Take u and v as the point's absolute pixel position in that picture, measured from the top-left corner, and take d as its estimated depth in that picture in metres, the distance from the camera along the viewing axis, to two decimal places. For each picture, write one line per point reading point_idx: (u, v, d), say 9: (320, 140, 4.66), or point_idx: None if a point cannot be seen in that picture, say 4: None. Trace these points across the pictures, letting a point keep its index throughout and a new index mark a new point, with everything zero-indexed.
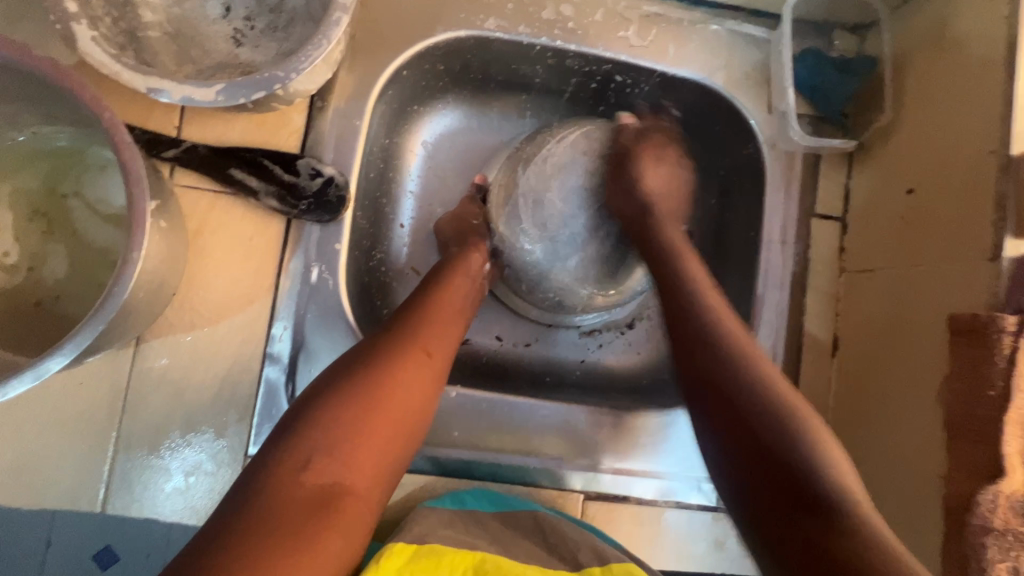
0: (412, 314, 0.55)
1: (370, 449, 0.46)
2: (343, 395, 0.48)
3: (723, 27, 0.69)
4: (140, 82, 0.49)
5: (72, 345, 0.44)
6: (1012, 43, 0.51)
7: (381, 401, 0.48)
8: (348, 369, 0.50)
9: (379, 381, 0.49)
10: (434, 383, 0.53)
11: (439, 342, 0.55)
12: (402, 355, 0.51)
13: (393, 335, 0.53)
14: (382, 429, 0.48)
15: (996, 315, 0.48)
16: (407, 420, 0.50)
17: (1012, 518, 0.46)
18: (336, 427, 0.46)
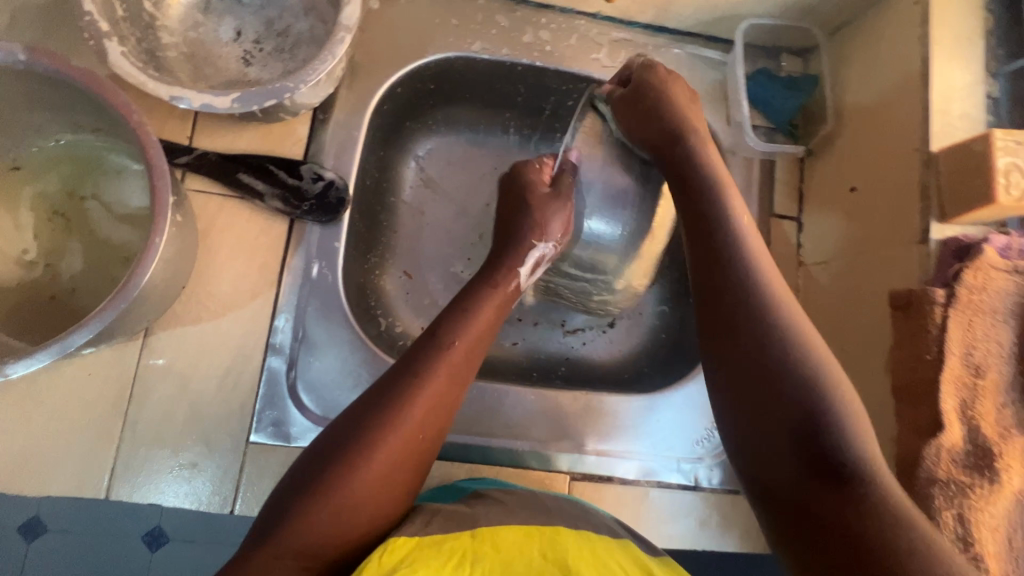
0: (410, 383, 0.51)
1: (371, 499, 0.48)
2: (322, 484, 0.47)
3: (684, 51, 0.78)
4: (164, 91, 0.55)
5: (96, 323, 0.48)
6: (925, 59, 0.60)
7: (361, 491, 0.47)
8: (333, 448, 0.49)
9: (361, 469, 0.47)
10: (423, 459, 0.52)
11: (436, 414, 0.52)
12: (388, 437, 0.49)
13: (386, 411, 0.50)
14: (361, 516, 0.47)
15: (927, 289, 0.54)
16: (390, 499, 0.49)
17: (953, 468, 0.51)
18: (313, 523, 0.45)
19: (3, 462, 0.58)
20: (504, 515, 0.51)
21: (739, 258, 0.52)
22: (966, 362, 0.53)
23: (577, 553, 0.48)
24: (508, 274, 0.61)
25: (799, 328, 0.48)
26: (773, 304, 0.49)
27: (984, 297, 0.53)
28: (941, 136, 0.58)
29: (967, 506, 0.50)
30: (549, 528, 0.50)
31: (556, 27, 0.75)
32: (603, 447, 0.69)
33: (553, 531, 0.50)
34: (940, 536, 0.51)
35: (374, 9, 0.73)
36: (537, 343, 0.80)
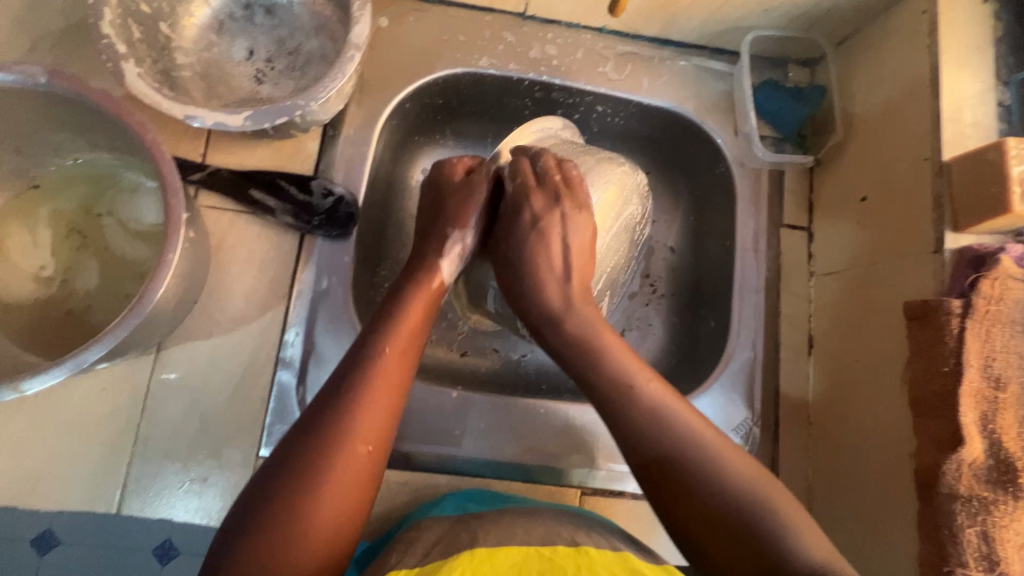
0: (353, 391, 0.46)
1: (321, 534, 0.41)
2: (270, 519, 0.40)
3: (690, 63, 0.78)
4: (178, 110, 0.56)
5: (109, 338, 0.49)
6: (935, 67, 0.60)
7: (320, 518, 0.41)
8: (274, 475, 0.42)
9: (315, 493, 0.42)
10: (380, 474, 0.46)
11: (386, 419, 0.47)
12: (339, 455, 0.43)
13: (322, 434, 0.44)
14: (324, 545, 0.41)
15: (943, 299, 0.53)
16: (353, 520, 0.43)
17: (975, 484, 0.50)
18: (267, 563, 0.39)
19: (16, 477, 0.59)
20: (504, 536, 0.50)
21: (605, 400, 0.50)
22: (986, 374, 0.52)
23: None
24: (434, 273, 0.56)
25: (673, 417, 0.48)
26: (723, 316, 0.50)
27: (1002, 307, 0.52)
28: (953, 145, 0.58)
29: (990, 524, 0.48)
30: (547, 548, 0.49)
31: (562, 41, 0.76)
32: (614, 461, 0.68)
33: (552, 551, 0.48)
34: (963, 554, 0.49)
35: (383, 27, 0.74)
36: (546, 357, 0.80)
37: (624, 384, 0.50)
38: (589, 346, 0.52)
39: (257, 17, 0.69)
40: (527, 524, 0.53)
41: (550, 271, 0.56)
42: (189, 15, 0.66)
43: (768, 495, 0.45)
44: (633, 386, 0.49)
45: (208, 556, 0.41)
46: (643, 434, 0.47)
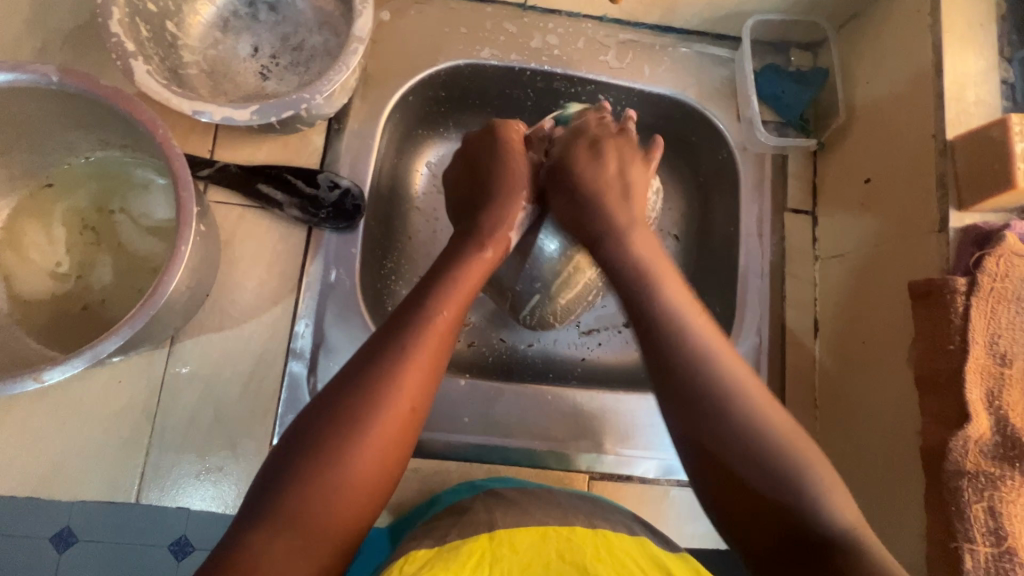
0: (393, 354, 0.50)
1: (366, 468, 0.46)
2: (307, 471, 0.44)
3: (691, 50, 0.78)
4: (187, 106, 0.57)
5: (125, 330, 0.50)
6: (937, 46, 0.59)
7: (352, 470, 0.45)
8: (315, 429, 0.46)
9: (352, 448, 0.46)
10: (413, 436, 0.49)
11: (423, 383, 0.50)
12: (375, 417, 0.47)
13: (371, 383, 0.48)
14: (357, 496, 0.45)
15: (948, 277, 0.53)
16: (382, 477, 0.47)
17: (981, 460, 0.50)
18: (307, 507, 0.43)
19: (38, 469, 0.60)
20: (520, 517, 0.51)
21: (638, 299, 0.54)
22: (991, 351, 0.52)
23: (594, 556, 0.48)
24: (499, 240, 0.60)
25: (724, 378, 0.49)
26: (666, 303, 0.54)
27: (1007, 285, 0.52)
28: (957, 124, 0.58)
29: (997, 500, 0.49)
30: (564, 527, 0.50)
31: (563, 31, 0.76)
32: (622, 445, 0.69)
33: (570, 531, 0.50)
34: (971, 530, 0.49)
35: (385, 21, 0.74)
36: (553, 345, 0.80)
37: (665, 345, 0.51)
38: (666, 311, 0.53)
39: (261, 13, 0.70)
40: (546, 505, 0.54)
41: (664, 268, 0.56)
42: (194, 13, 0.67)
43: (805, 458, 0.45)
44: (709, 370, 0.49)
45: (247, 500, 0.45)
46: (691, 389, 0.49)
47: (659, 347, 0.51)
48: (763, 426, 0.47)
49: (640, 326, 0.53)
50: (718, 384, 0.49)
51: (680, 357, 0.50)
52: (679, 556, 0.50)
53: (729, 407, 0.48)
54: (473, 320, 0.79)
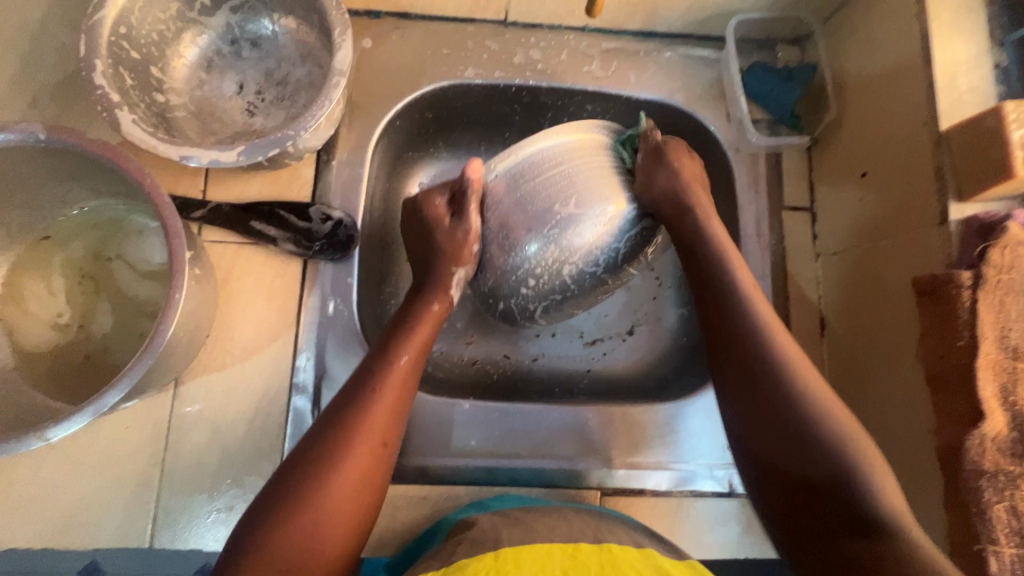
0: (360, 393, 0.50)
1: (341, 504, 0.46)
2: (286, 509, 0.44)
3: (677, 53, 0.77)
4: (174, 151, 0.57)
5: (125, 382, 0.50)
6: (924, 36, 0.58)
7: (325, 512, 0.45)
8: (292, 471, 0.46)
9: (327, 486, 0.46)
10: (385, 473, 0.49)
11: (392, 420, 0.51)
12: (350, 456, 0.47)
13: (340, 424, 0.48)
14: (333, 534, 0.45)
15: (953, 272, 0.52)
16: (359, 516, 0.47)
17: (1000, 458, 0.49)
18: (285, 542, 0.43)
19: (51, 520, 0.61)
20: (528, 535, 0.50)
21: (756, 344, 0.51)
22: (1003, 345, 0.51)
23: (601, 567, 0.46)
24: (444, 293, 0.59)
25: (767, 351, 0.51)
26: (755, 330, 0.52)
27: (1015, 276, 0.51)
28: (950, 113, 0.56)
29: (1019, 498, 0.47)
30: (572, 546, 0.49)
31: (545, 44, 0.76)
32: (632, 459, 0.68)
33: (578, 548, 0.49)
34: (993, 532, 0.48)
35: (367, 48, 0.74)
36: (557, 359, 0.80)
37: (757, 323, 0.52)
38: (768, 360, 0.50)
39: (244, 51, 0.71)
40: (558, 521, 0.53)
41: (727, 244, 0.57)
42: (177, 56, 0.68)
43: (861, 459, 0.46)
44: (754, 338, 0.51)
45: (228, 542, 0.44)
46: (743, 389, 0.51)
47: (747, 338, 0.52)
48: (826, 414, 0.47)
49: (724, 330, 0.53)
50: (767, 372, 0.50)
51: (758, 340, 0.51)
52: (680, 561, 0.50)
53: (806, 392, 0.49)
54: (476, 338, 0.79)
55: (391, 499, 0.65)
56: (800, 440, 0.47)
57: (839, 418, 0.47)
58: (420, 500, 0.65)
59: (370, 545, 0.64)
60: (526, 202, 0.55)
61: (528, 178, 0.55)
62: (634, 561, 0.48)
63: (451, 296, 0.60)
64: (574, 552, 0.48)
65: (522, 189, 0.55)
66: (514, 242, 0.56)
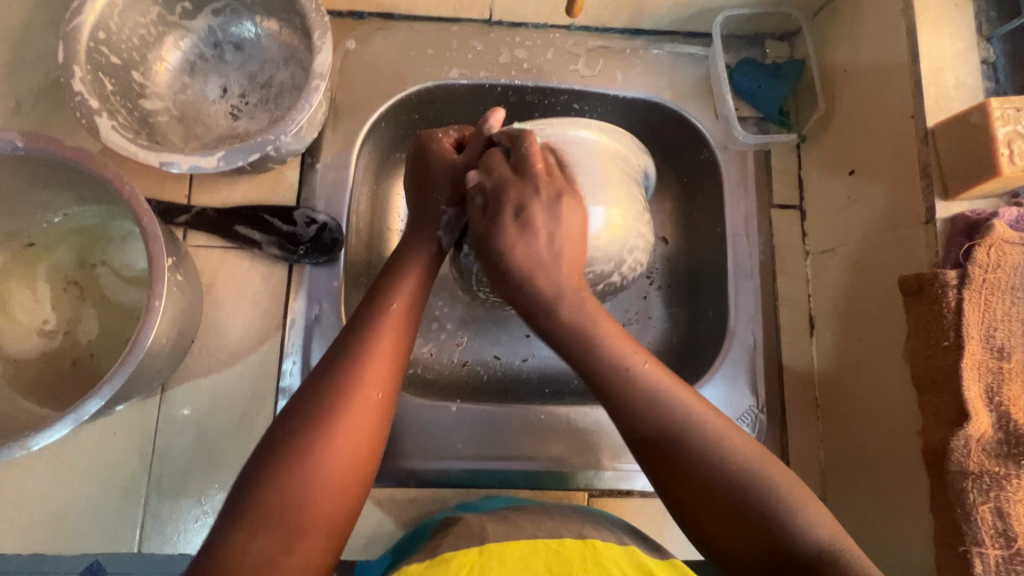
0: (354, 347, 0.50)
1: (337, 459, 0.46)
2: (280, 465, 0.44)
3: (664, 50, 0.76)
4: (153, 158, 0.57)
5: (105, 389, 0.50)
6: (911, 32, 0.58)
7: (322, 467, 0.45)
8: (284, 430, 0.46)
9: (320, 442, 0.46)
10: (384, 426, 0.49)
11: (387, 371, 0.51)
12: (341, 414, 0.47)
13: (335, 378, 0.48)
14: (330, 488, 0.45)
15: (938, 271, 0.52)
16: (357, 470, 0.47)
17: (984, 459, 0.48)
18: (282, 498, 0.43)
19: (40, 526, 0.61)
20: (518, 527, 0.50)
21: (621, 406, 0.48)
22: (988, 345, 0.50)
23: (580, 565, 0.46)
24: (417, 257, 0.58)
25: (660, 425, 0.47)
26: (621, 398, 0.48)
27: (1001, 275, 0.50)
28: (937, 110, 0.56)
29: (1004, 499, 0.47)
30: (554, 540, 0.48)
31: (531, 43, 0.75)
32: (620, 461, 0.68)
33: (559, 543, 0.48)
34: (978, 533, 0.48)
35: (351, 49, 0.74)
36: (547, 360, 0.79)
37: (610, 370, 0.49)
38: (649, 412, 0.47)
39: (227, 54, 0.70)
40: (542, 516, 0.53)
41: (589, 295, 0.52)
42: (160, 61, 0.68)
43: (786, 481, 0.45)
44: (639, 403, 0.48)
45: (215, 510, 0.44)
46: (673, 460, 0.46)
47: (593, 365, 0.49)
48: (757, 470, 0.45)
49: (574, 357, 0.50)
50: (628, 393, 0.48)
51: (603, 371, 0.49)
52: (668, 562, 0.50)
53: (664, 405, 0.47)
54: (465, 338, 0.79)
55: (379, 501, 0.65)
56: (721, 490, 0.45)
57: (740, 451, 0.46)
58: (408, 502, 0.66)
59: (359, 547, 0.64)
60: (543, 165, 0.61)
61: (530, 161, 0.62)
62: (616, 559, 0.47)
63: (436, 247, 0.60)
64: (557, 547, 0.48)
65: (508, 151, 0.59)
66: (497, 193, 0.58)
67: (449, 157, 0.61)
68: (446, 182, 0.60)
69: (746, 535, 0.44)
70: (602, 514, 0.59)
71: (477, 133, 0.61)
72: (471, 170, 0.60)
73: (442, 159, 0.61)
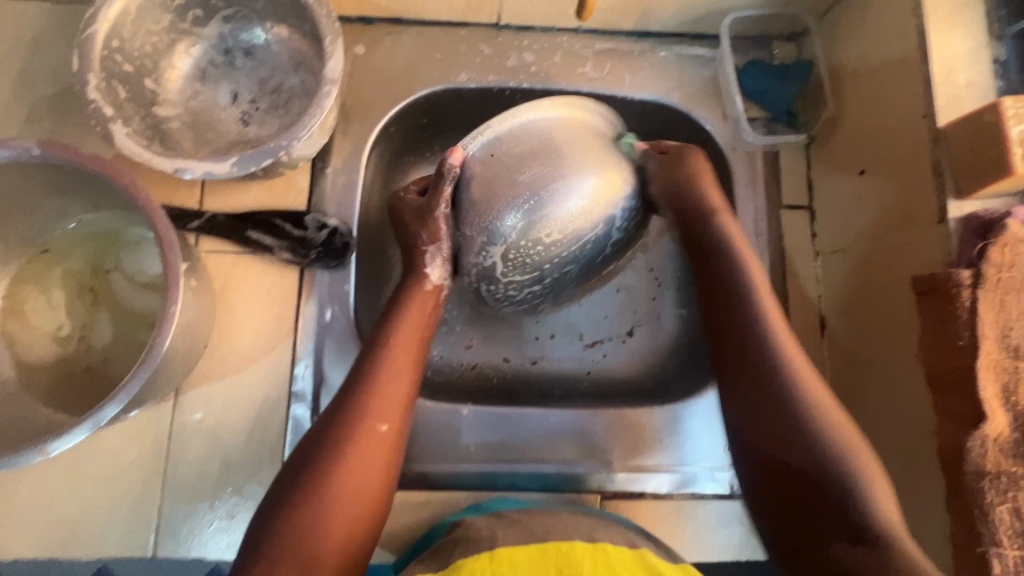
0: (361, 386, 0.52)
1: (349, 493, 0.47)
2: (294, 502, 0.46)
3: (671, 52, 0.77)
4: (167, 164, 0.57)
5: (122, 395, 0.50)
6: (921, 32, 0.57)
7: (335, 501, 0.47)
8: (296, 469, 0.48)
9: (331, 480, 0.47)
10: (394, 459, 0.51)
11: (395, 408, 0.53)
12: (350, 447, 0.49)
13: (343, 417, 0.51)
14: (344, 519, 0.47)
15: (952, 271, 0.51)
16: (370, 502, 0.49)
17: (1002, 459, 0.48)
18: (296, 532, 0.45)
19: (55, 531, 0.61)
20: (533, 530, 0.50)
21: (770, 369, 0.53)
22: (1003, 345, 0.50)
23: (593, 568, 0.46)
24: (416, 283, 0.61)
25: (799, 379, 0.52)
26: (772, 342, 0.54)
27: (1015, 274, 0.50)
28: (948, 109, 0.56)
29: (1022, 500, 0.47)
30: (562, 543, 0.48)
31: (538, 46, 0.76)
32: (631, 464, 0.68)
33: (569, 546, 0.48)
34: (996, 532, 0.47)
35: (360, 54, 0.74)
36: (557, 362, 0.79)
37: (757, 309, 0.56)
38: (790, 382, 0.52)
39: (237, 60, 0.71)
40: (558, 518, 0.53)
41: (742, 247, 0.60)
42: (171, 67, 0.68)
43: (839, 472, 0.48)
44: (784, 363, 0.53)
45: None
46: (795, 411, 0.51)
47: (752, 354, 0.54)
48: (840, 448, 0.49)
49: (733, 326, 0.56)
50: (775, 358, 0.53)
51: (777, 382, 0.52)
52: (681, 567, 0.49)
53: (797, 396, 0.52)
54: (475, 341, 0.79)
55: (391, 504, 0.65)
56: (790, 446, 0.50)
57: (830, 418, 0.50)
58: (420, 505, 0.66)
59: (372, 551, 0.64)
60: (509, 183, 0.58)
61: (490, 178, 0.58)
62: (626, 562, 0.48)
63: (427, 279, 0.61)
64: (566, 551, 0.47)
65: (477, 194, 0.59)
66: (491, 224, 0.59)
67: (411, 203, 0.63)
68: (416, 227, 0.61)
69: (826, 512, 0.47)
70: (615, 517, 0.58)
71: (437, 177, 0.60)
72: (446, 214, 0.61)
73: (412, 205, 0.63)
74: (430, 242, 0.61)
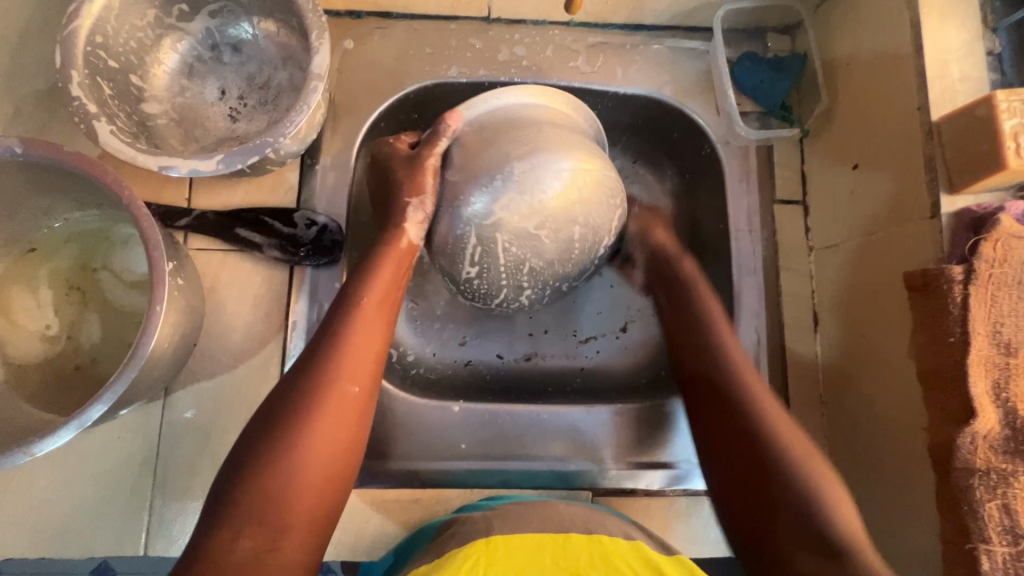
0: (329, 346, 0.52)
1: (313, 456, 0.47)
2: (255, 469, 0.46)
3: (664, 46, 0.76)
4: (152, 162, 0.56)
5: (109, 394, 0.50)
6: (915, 24, 0.57)
7: (301, 467, 0.47)
8: (257, 436, 0.48)
9: (294, 441, 0.47)
10: (361, 420, 0.51)
11: (363, 367, 0.52)
12: (314, 411, 0.48)
13: (308, 380, 0.50)
14: (311, 482, 0.47)
15: (944, 267, 0.51)
16: (336, 463, 0.49)
17: (991, 456, 0.48)
18: (262, 493, 0.45)
19: (46, 530, 0.61)
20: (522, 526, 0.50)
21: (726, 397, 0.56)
22: (994, 341, 0.49)
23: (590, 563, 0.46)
24: (399, 231, 0.59)
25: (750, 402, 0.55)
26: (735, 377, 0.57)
27: (1007, 270, 0.50)
28: (941, 102, 0.55)
29: (1011, 496, 0.46)
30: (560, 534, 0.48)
31: (530, 40, 0.75)
32: (624, 460, 0.68)
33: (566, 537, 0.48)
34: (985, 529, 0.47)
35: (349, 49, 0.74)
36: (551, 358, 0.79)
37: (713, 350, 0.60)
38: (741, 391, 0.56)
39: (225, 56, 0.70)
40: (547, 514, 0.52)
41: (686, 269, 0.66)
42: (157, 63, 0.67)
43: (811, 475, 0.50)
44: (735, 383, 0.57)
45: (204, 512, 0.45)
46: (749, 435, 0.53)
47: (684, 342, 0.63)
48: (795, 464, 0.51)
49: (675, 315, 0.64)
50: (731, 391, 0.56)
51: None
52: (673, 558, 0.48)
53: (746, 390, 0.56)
54: (467, 338, 0.78)
55: (384, 503, 0.65)
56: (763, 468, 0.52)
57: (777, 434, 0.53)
58: (412, 502, 0.66)
59: (364, 548, 0.64)
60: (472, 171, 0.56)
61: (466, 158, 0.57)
62: (622, 552, 0.47)
63: (405, 230, 0.59)
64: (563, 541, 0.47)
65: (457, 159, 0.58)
66: (460, 200, 0.57)
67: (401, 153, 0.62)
68: (401, 173, 0.59)
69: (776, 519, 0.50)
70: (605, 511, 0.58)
71: (432, 133, 0.59)
72: (435, 168, 0.58)
73: (395, 153, 0.62)
74: (408, 193, 0.59)
